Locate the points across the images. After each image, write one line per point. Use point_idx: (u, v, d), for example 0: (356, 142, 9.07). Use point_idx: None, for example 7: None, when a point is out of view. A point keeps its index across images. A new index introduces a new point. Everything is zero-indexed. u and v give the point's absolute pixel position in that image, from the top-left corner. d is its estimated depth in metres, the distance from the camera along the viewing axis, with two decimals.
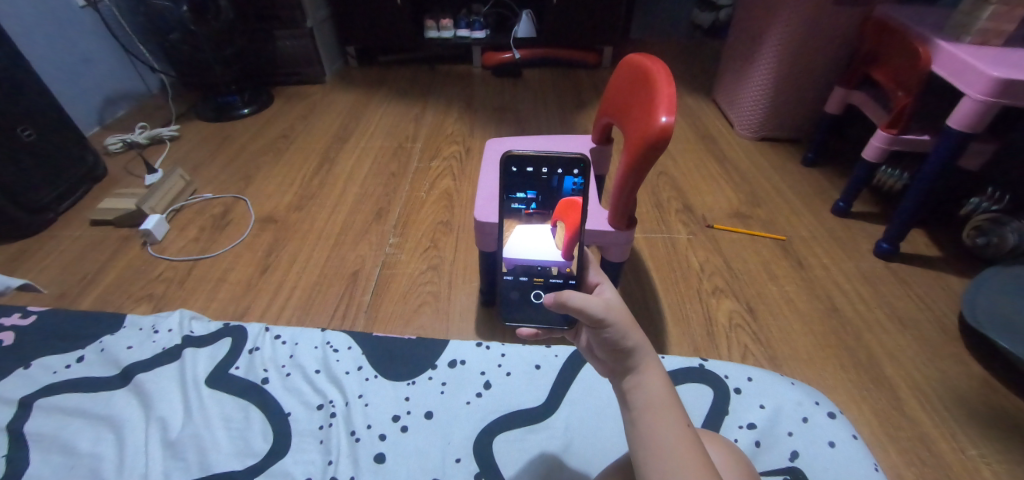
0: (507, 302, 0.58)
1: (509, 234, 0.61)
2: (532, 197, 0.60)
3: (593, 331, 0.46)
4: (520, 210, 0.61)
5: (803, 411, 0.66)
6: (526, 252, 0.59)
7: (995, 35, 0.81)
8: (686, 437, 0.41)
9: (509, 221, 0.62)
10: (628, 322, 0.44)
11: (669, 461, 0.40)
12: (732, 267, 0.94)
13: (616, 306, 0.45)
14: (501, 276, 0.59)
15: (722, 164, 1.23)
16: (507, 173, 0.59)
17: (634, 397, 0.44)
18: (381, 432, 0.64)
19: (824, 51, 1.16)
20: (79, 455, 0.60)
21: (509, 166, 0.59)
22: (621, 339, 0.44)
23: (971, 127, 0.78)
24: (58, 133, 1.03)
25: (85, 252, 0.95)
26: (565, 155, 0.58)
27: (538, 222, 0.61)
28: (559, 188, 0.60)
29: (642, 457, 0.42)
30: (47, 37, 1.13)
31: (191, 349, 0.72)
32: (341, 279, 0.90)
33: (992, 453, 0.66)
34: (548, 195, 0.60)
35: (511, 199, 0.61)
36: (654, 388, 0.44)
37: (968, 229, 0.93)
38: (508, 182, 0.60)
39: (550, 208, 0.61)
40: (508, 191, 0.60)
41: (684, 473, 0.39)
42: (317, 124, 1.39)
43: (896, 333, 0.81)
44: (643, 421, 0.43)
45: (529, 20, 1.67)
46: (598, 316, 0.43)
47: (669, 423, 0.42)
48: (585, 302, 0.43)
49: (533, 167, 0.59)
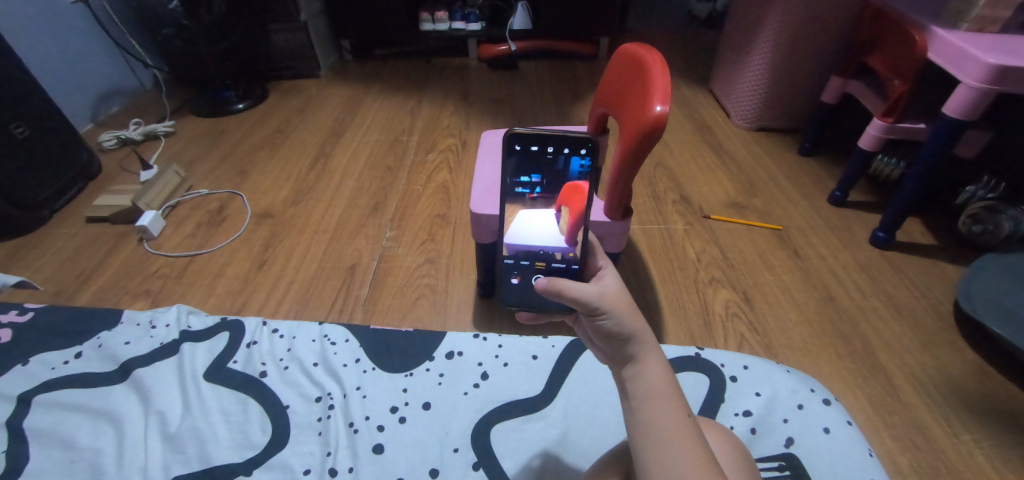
0: (507, 284, 0.59)
1: (512, 218, 0.61)
2: (537, 181, 0.60)
3: (589, 319, 0.47)
4: (525, 194, 0.61)
5: (799, 398, 0.66)
6: (527, 235, 0.59)
7: (992, 21, 0.81)
8: (685, 426, 0.41)
9: (513, 206, 0.61)
10: (624, 310, 0.45)
11: (669, 453, 0.40)
12: (728, 257, 0.94)
13: (611, 293, 0.45)
14: (502, 259, 0.59)
15: (719, 155, 1.23)
16: (511, 153, 0.58)
17: (634, 386, 0.44)
18: (379, 423, 0.64)
19: (821, 39, 1.16)
20: (79, 449, 0.61)
21: (513, 145, 0.58)
22: (618, 328, 0.45)
23: (967, 114, 0.78)
24: (52, 131, 1.02)
25: (82, 249, 0.95)
26: (570, 135, 0.57)
27: (543, 207, 0.61)
28: (566, 170, 0.59)
29: (641, 448, 0.42)
30: (37, 33, 1.12)
31: (189, 344, 0.73)
32: (339, 273, 0.90)
33: (986, 439, 0.67)
34: (554, 178, 0.59)
35: (516, 183, 0.60)
36: (653, 377, 0.44)
37: (964, 217, 0.93)
38: (512, 166, 0.59)
39: (555, 192, 0.60)
40: (513, 175, 0.60)
41: (683, 461, 0.39)
42: (312, 119, 1.38)
43: (891, 320, 0.82)
44: (641, 408, 0.43)
45: (524, 12, 1.67)
46: (591, 303, 0.44)
47: (668, 411, 0.42)
48: (578, 291, 0.44)
49: (539, 145, 0.58)
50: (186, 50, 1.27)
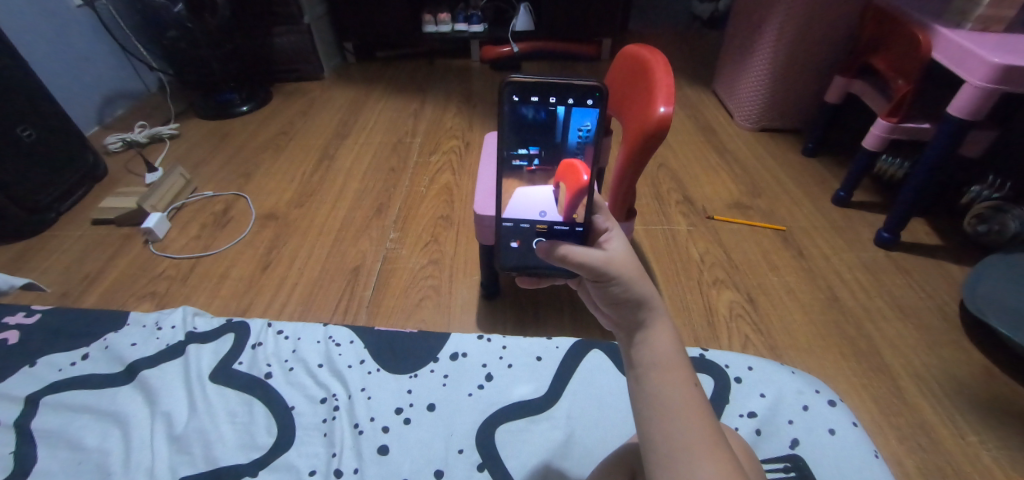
0: (506, 247, 0.56)
1: (508, 194, 0.55)
2: (535, 152, 0.53)
3: (597, 286, 0.47)
4: (523, 168, 0.54)
5: (804, 399, 0.66)
6: (526, 204, 0.55)
7: (996, 20, 0.81)
8: (692, 396, 0.40)
9: (509, 181, 0.55)
10: (631, 276, 0.44)
11: (672, 420, 0.39)
12: (732, 258, 0.94)
13: (619, 260, 0.45)
14: (500, 222, 0.55)
15: (722, 155, 1.23)
16: (508, 103, 0.51)
17: (640, 354, 0.43)
18: (384, 424, 0.64)
19: (824, 40, 1.16)
20: (86, 450, 0.61)
21: (511, 96, 0.50)
22: (626, 294, 0.44)
23: (972, 114, 0.78)
24: (59, 134, 1.03)
25: (88, 251, 0.96)
26: (576, 82, 0.49)
27: (541, 181, 0.55)
28: (564, 142, 0.53)
29: (645, 417, 0.41)
30: (44, 37, 1.13)
31: (195, 345, 0.73)
32: (342, 274, 0.90)
33: (993, 440, 0.66)
34: (553, 150, 0.53)
35: (513, 155, 0.54)
36: (662, 346, 0.43)
37: (969, 217, 0.93)
38: (510, 126, 0.52)
39: (553, 165, 0.54)
40: (510, 146, 0.53)
41: (687, 431, 0.38)
42: (316, 121, 1.39)
43: (896, 320, 0.82)
44: (645, 377, 0.42)
45: (527, 14, 1.66)
46: (597, 269, 0.45)
47: (674, 380, 0.41)
48: (583, 256, 0.45)
49: (540, 95, 0.51)
50: (191, 53, 1.28)
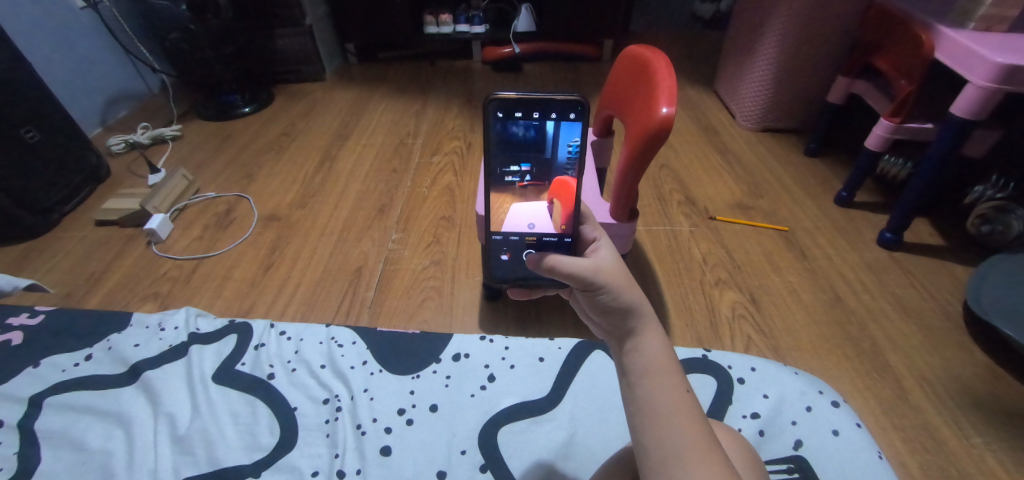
0: (497, 259, 0.57)
1: (502, 209, 0.56)
2: (527, 169, 0.54)
3: (586, 295, 0.47)
4: (515, 183, 0.55)
5: (807, 400, 0.66)
6: (518, 219, 0.56)
7: (999, 20, 0.81)
8: (685, 400, 0.40)
9: (502, 197, 0.56)
10: (619, 283, 0.45)
11: (667, 426, 0.39)
12: (735, 259, 0.93)
13: (607, 268, 0.46)
14: (490, 235, 0.56)
15: (724, 156, 1.23)
16: (493, 120, 0.51)
17: (632, 361, 0.43)
18: (386, 425, 0.64)
19: (825, 40, 1.16)
20: (89, 451, 0.61)
21: (495, 112, 0.50)
22: (615, 302, 0.45)
23: (976, 114, 0.77)
24: (62, 135, 1.04)
25: (91, 252, 0.96)
26: (559, 97, 0.50)
27: (533, 197, 0.55)
28: (553, 159, 0.53)
29: (639, 425, 0.41)
30: (47, 39, 1.14)
31: (197, 346, 0.73)
32: (344, 275, 0.90)
33: (998, 441, 0.66)
34: (543, 168, 0.54)
35: (505, 172, 0.55)
36: (652, 351, 0.43)
37: (973, 217, 0.93)
38: (499, 143, 0.53)
39: (544, 181, 0.54)
40: (501, 163, 0.54)
41: (681, 436, 0.38)
42: (318, 122, 1.39)
43: (899, 321, 0.82)
44: (638, 385, 0.42)
45: (528, 14, 1.68)
46: (586, 278, 0.45)
47: (665, 386, 0.41)
48: (571, 266, 0.45)
49: (523, 111, 0.51)
50: (194, 54, 1.29)
